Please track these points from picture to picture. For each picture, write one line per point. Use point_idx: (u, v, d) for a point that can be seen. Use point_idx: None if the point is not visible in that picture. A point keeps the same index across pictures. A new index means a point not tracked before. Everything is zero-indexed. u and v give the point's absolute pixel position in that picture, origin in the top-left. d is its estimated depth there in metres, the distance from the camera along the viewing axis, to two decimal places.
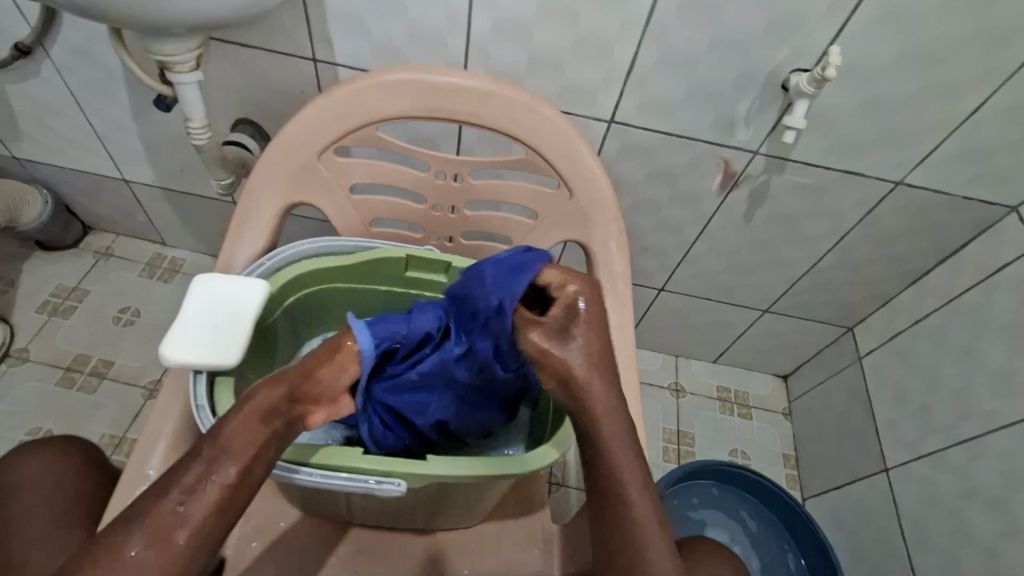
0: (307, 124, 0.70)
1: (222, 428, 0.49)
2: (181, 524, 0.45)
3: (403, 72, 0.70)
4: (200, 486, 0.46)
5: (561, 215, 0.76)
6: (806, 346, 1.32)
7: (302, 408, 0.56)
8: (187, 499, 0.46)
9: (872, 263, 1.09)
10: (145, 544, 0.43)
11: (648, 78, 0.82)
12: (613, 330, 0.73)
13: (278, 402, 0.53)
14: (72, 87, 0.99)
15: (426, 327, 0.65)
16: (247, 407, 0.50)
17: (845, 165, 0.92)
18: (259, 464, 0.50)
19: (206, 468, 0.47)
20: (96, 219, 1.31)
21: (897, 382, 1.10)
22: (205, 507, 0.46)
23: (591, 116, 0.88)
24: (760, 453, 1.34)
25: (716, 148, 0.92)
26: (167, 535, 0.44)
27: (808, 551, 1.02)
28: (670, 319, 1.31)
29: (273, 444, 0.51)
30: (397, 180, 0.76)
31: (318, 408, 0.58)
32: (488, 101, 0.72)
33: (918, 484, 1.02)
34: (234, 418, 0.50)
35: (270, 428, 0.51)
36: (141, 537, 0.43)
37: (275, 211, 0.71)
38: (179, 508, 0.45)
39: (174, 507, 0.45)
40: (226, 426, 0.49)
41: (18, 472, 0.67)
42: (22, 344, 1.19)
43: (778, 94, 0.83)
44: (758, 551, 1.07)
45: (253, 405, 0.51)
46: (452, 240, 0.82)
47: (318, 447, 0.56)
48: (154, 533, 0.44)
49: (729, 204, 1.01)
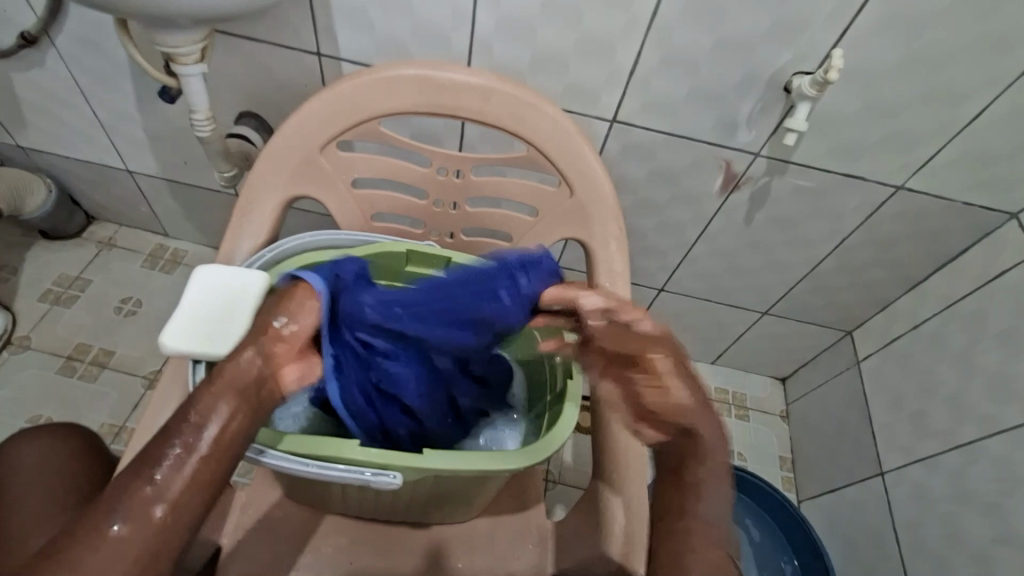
0: (310, 118, 0.70)
1: (195, 400, 0.50)
2: (158, 499, 0.46)
3: (407, 67, 0.70)
4: (173, 464, 0.47)
5: (561, 213, 0.76)
6: (805, 348, 1.33)
7: (273, 353, 0.55)
8: (162, 476, 0.47)
9: (872, 266, 1.09)
10: (124, 521, 0.45)
11: (651, 78, 0.82)
12: None
13: (250, 361, 0.53)
14: (77, 77, 0.99)
15: (352, 269, 0.66)
16: (219, 374, 0.51)
17: (847, 168, 0.92)
18: (234, 437, 0.51)
19: (179, 446, 0.48)
20: (99, 209, 1.32)
21: (894, 386, 1.11)
22: (179, 483, 0.47)
23: (594, 115, 0.88)
24: (757, 455, 1.34)
25: (717, 149, 0.92)
26: (144, 513, 0.45)
27: (805, 557, 1.02)
28: (669, 319, 1.32)
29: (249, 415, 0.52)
30: (399, 175, 0.76)
31: (289, 362, 0.57)
32: (491, 99, 0.72)
33: (913, 488, 1.02)
34: (206, 389, 0.51)
35: (241, 397, 0.51)
36: (119, 514, 0.45)
37: (277, 203, 0.72)
38: (154, 484, 0.46)
39: (150, 484, 0.46)
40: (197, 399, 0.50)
41: (20, 457, 0.68)
42: (24, 332, 1.20)
43: (780, 96, 0.83)
44: (755, 555, 1.07)
45: (226, 372, 0.52)
46: (452, 236, 0.82)
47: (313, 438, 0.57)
48: (131, 510, 0.45)
49: (729, 206, 1.01)
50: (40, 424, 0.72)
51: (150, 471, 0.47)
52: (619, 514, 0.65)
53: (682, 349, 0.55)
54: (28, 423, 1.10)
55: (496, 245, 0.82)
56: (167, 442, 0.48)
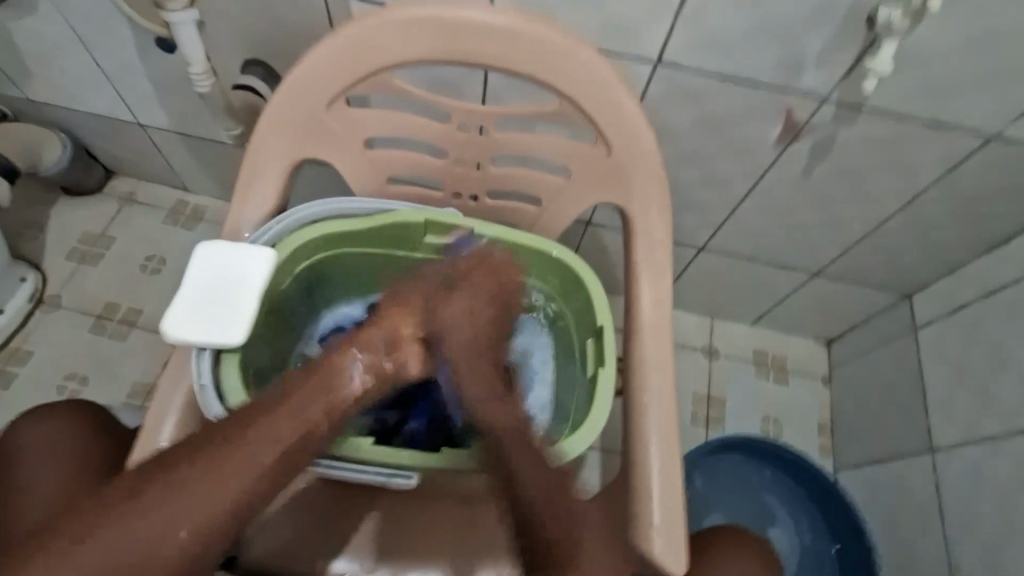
0: (315, 71, 0.62)
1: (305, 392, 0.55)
2: (206, 507, 0.49)
3: (420, 8, 0.61)
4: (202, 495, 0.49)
5: (596, 174, 0.68)
6: (856, 311, 1.23)
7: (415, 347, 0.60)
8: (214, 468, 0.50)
9: (944, 226, 0.97)
10: (173, 507, 0.48)
11: (704, 11, 0.70)
12: (647, 306, 0.67)
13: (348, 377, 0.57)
14: (74, 24, 0.93)
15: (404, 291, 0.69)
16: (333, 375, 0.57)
17: (931, 114, 0.79)
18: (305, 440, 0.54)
19: (245, 458, 0.50)
20: (116, 163, 1.28)
21: (957, 356, 1.02)
22: (229, 490, 0.50)
23: (634, 56, 0.77)
24: (795, 420, 1.28)
25: (777, 95, 0.80)
26: (189, 497, 0.49)
27: (852, 559, 0.97)
28: (709, 280, 1.23)
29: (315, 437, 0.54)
30: (416, 134, 0.68)
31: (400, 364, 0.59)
32: (516, 43, 0.63)
33: (968, 468, 0.95)
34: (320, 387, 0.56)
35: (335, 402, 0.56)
36: (175, 492, 0.49)
37: (284, 166, 0.65)
38: (208, 485, 0.49)
39: (206, 482, 0.49)
40: (273, 425, 0.52)
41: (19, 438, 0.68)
42: (54, 290, 1.20)
43: (859, 30, 0.70)
44: (801, 557, 1.03)
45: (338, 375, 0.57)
46: (476, 199, 0.75)
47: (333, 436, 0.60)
48: (181, 500, 0.49)
49: (787, 158, 0.90)
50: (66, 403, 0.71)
51: (216, 470, 0.50)
52: (654, 539, 0.58)
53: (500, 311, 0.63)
54: (64, 381, 1.13)
55: (520, 209, 0.75)
56: (230, 450, 0.50)
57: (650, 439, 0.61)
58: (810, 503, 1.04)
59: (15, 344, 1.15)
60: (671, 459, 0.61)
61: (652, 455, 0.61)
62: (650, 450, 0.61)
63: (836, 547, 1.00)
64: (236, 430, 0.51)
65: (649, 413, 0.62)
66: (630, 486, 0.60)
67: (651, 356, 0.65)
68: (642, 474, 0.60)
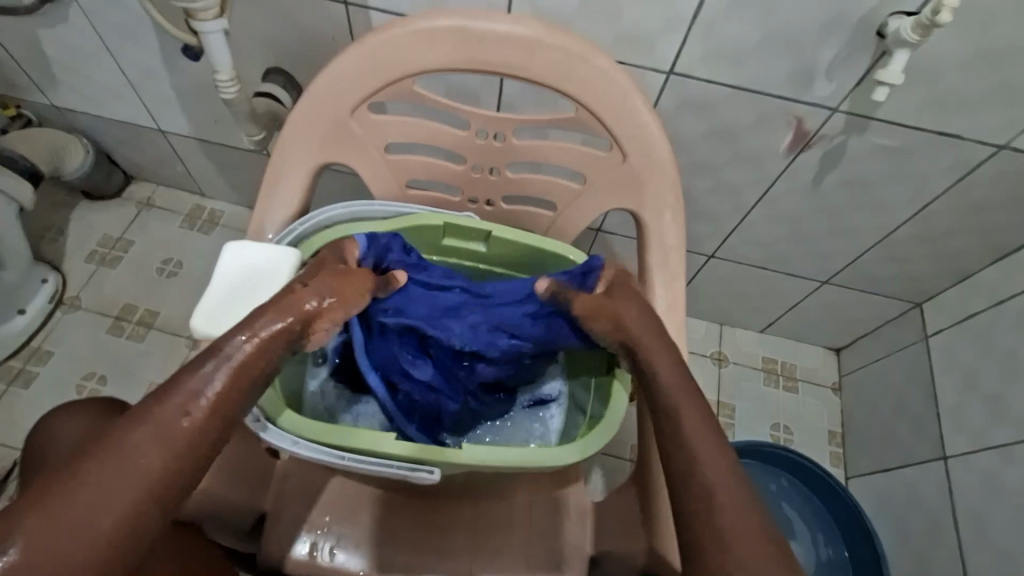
0: (339, 79, 0.64)
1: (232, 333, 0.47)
2: (121, 503, 0.39)
3: (442, 19, 0.63)
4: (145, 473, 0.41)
5: (611, 180, 0.70)
6: (866, 319, 1.23)
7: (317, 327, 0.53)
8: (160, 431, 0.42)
9: (953, 235, 0.98)
10: (75, 517, 0.38)
11: (716, 23, 0.72)
12: (661, 309, 0.68)
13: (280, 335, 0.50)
14: (102, 33, 0.96)
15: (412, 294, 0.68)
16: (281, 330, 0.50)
17: (941, 123, 0.80)
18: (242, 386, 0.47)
19: (155, 439, 0.41)
20: (136, 169, 1.31)
21: (968, 364, 1.02)
22: (148, 477, 0.41)
23: (647, 66, 0.79)
24: (805, 428, 1.28)
25: (788, 105, 0.82)
26: (88, 503, 0.38)
27: (865, 562, 0.96)
28: (718, 287, 1.24)
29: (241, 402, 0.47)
30: (435, 140, 0.70)
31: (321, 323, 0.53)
32: (535, 52, 0.64)
33: (979, 476, 0.95)
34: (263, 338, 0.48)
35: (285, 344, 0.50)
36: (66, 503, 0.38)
37: (307, 171, 0.67)
38: (109, 483, 0.39)
39: (106, 481, 0.39)
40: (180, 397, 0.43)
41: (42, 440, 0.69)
42: (74, 292, 1.22)
43: (869, 41, 0.72)
44: (820, 565, 1.02)
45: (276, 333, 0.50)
46: (492, 204, 0.76)
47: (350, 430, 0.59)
48: (77, 510, 0.38)
49: (798, 166, 0.91)
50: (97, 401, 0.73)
51: (122, 466, 0.40)
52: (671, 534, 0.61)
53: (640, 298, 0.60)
54: (83, 380, 1.15)
55: (536, 214, 0.76)
56: (132, 436, 0.41)
57: None
58: (818, 506, 1.05)
59: (35, 345, 1.17)
60: None
61: None
62: None
63: (846, 552, 1.00)
64: (135, 418, 0.42)
65: None
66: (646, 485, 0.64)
67: None
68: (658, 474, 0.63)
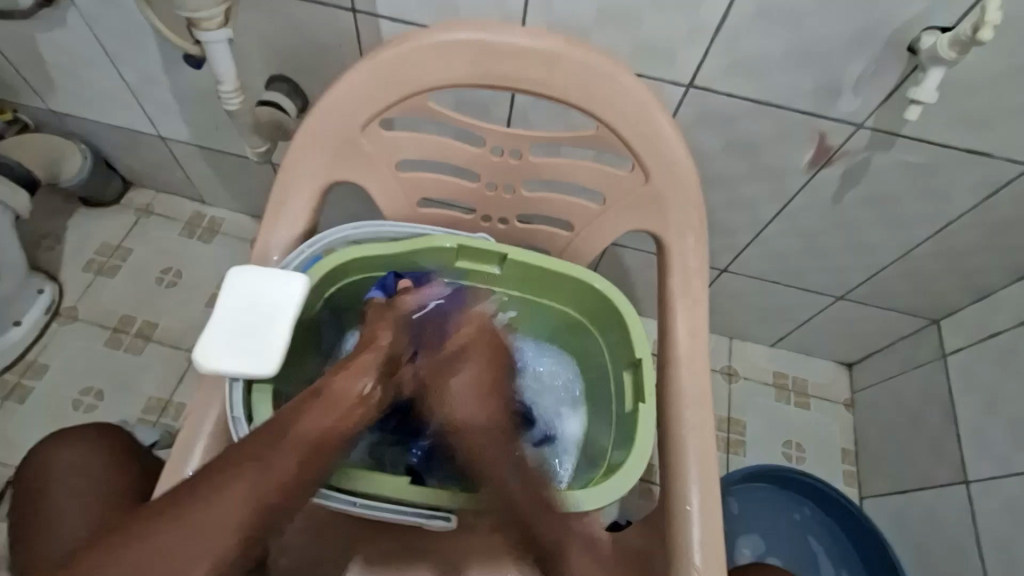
0: (349, 94, 0.61)
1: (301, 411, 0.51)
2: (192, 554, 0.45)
3: (458, 31, 0.61)
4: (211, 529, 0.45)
5: (632, 200, 0.67)
6: (881, 335, 1.21)
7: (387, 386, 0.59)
8: (238, 489, 0.46)
9: (976, 252, 0.96)
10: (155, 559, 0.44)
11: (741, 36, 0.69)
12: (682, 336, 0.65)
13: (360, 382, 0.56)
14: (102, 38, 0.93)
15: None
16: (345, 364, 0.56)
17: (970, 141, 0.78)
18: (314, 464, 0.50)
19: (228, 509, 0.46)
20: (135, 175, 1.28)
21: (989, 385, 0.99)
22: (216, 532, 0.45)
23: (666, 79, 0.76)
24: (817, 446, 1.26)
25: (812, 119, 0.79)
26: (164, 554, 0.45)
27: None
28: (730, 301, 1.22)
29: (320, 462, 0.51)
30: (448, 157, 0.67)
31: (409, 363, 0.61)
32: (555, 67, 0.62)
33: (1004, 501, 0.92)
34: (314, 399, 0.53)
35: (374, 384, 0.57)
36: (179, 539, 0.45)
37: (315, 189, 0.64)
38: (211, 527, 0.45)
39: (206, 525, 0.45)
40: (277, 457, 0.48)
41: (35, 471, 0.69)
42: (71, 302, 1.19)
43: (900, 55, 0.69)
44: None
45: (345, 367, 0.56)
46: (505, 223, 0.73)
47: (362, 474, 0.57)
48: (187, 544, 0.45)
49: (818, 181, 0.89)
50: (94, 428, 0.72)
51: (198, 524, 0.45)
52: None
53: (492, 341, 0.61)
54: (80, 394, 1.12)
55: (551, 233, 0.73)
56: (227, 486, 0.46)
57: (691, 484, 0.58)
58: (838, 533, 1.02)
59: (31, 357, 1.14)
60: (711, 502, 0.58)
61: (692, 494, 0.58)
62: (690, 490, 0.58)
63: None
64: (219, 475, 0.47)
65: (687, 452, 0.60)
66: (667, 528, 0.58)
67: (691, 393, 0.63)
68: (682, 517, 0.57)
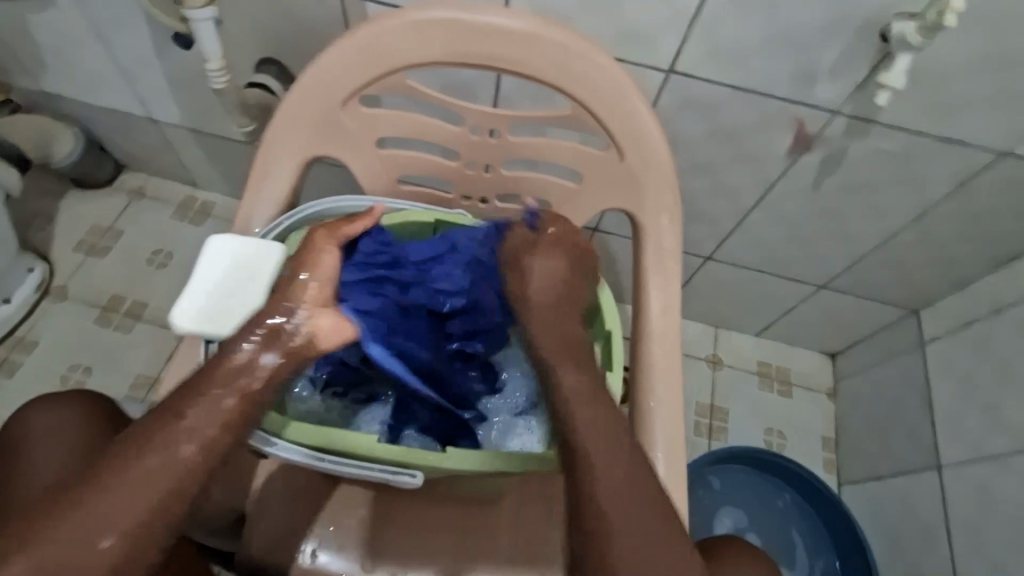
0: (331, 69, 0.63)
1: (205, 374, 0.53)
2: (111, 515, 0.47)
3: (437, 9, 0.62)
4: (135, 491, 0.48)
5: (608, 179, 0.68)
6: (862, 325, 1.22)
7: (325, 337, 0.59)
8: (151, 457, 0.49)
9: (952, 242, 0.97)
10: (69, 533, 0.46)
11: (719, 22, 0.71)
12: (655, 311, 0.67)
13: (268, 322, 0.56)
14: (93, 19, 0.94)
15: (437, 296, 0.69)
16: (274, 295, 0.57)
17: (944, 130, 0.79)
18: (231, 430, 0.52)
19: (147, 470, 0.48)
20: (128, 158, 1.29)
21: (963, 372, 1.01)
22: (137, 497, 0.48)
23: (648, 63, 0.77)
24: (798, 434, 1.27)
25: (790, 106, 0.80)
26: (74, 528, 0.46)
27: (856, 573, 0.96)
28: (715, 289, 1.23)
29: (243, 428, 0.53)
30: (428, 135, 0.69)
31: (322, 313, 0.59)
32: (533, 47, 0.63)
33: (975, 486, 0.94)
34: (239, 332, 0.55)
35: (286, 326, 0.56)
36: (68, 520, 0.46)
37: (297, 164, 0.65)
38: (106, 508, 0.47)
39: (102, 506, 0.47)
40: (192, 411, 0.51)
41: (13, 433, 0.70)
42: (62, 282, 1.21)
43: (874, 44, 0.71)
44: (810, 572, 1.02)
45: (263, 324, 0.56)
46: (485, 201, 0.75)
47: (333, 433, 0.58)
48: (85, 522, 0.46)
49: (798, 169, 0.90)
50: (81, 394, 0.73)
51: (108, 496, 0.47)
52: None
53: (578, 270, 0.67)
54: (68, 372, 1.13)
55: None
56: (135, 449, 0.49)
57: (657, 452, 0.61)
58: (813, 517, 1.04)
59: (20, 335, 1.15)
60: (676, 471, 0.61)
61: (658, 462, 0.61)
62: (655, 457, 0.61)
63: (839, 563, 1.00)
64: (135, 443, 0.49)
65: (656, 420, 0.62)
66: None
67: (662, 365, 0.65)
68: None
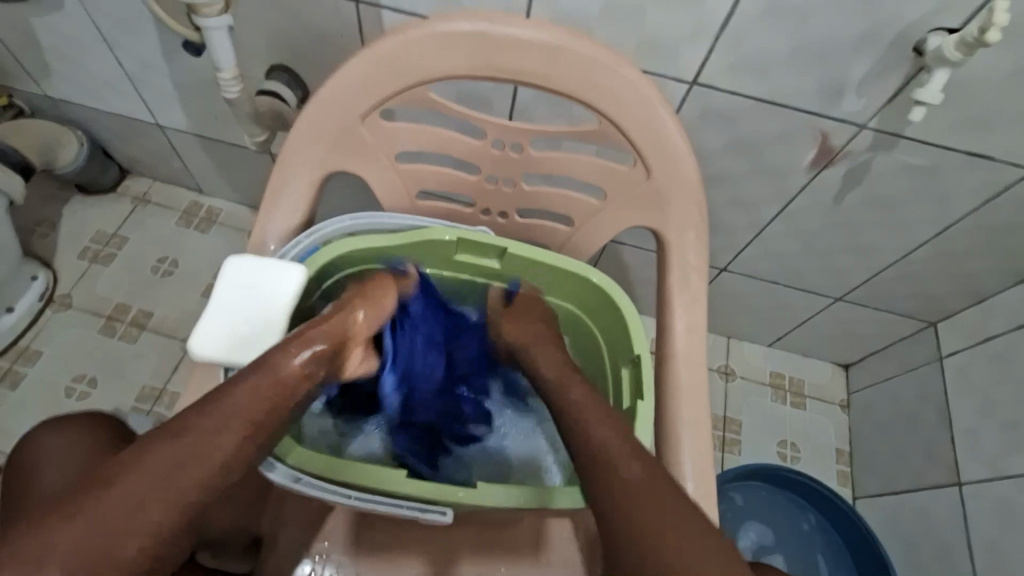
0: (349, 82, 0.61)
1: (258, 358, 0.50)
2: (138, 509, 0.42)
3: (459, 21, 0.60)
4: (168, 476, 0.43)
5: (632, 195, 0.67)
6: (878, 337, 1.21)
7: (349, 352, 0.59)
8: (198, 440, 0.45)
9: (974, 256, 0.96)
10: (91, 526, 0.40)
11: (746, 33, 0.69)
12: (682, 333, 0.65)
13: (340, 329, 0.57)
14: (99, 24, 0.92)
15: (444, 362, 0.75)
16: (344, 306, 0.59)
17: (973, 144, 0.77)
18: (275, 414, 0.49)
19: (185, 459, 0.44)
20: (132, 163, 1.27)
21: (984, 388, 0.99)
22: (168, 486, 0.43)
23: (670, 75, 0.76)
24: (811, 447, 1.26)
25: (815, 119, 0.78)
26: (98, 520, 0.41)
27: None
28: (729, 300, 1.21)
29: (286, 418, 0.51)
30: (448, 149, 0.67)
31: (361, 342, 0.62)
32: (558, 60, 0.61)
33: (998, 504, 0.92)
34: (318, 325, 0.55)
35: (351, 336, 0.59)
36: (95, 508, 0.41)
37: (314, 179, 0.63)
38: (136, 500, 0.42)
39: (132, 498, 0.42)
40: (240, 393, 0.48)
41: (24, 459, 0.69)
42: (65, 290, 1.18)
43: (905, 58, 0.69)
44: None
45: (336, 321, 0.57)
46: (505, 216, 0.73)
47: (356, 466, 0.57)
48: (107, 515, 0.41)
49: (820, 182, 0.88)
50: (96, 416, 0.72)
51: (140, 481, 0.42)
52: None
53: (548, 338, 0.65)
54: (72, 382, 1.11)
55: (550, 227, 0.73)
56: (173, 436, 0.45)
57: (685, 479, 0.60)
58: (831, 533, 1.03)
59: (24, 344, 1.13)
60: (707, 503, 0.58)
61: (687, 492, 0.58)
62: (684, 487, 0.59)
63: None
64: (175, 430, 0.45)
65: (683, 446, 0.60)
66: None
67: (688, 392, 0.62)
68: None
